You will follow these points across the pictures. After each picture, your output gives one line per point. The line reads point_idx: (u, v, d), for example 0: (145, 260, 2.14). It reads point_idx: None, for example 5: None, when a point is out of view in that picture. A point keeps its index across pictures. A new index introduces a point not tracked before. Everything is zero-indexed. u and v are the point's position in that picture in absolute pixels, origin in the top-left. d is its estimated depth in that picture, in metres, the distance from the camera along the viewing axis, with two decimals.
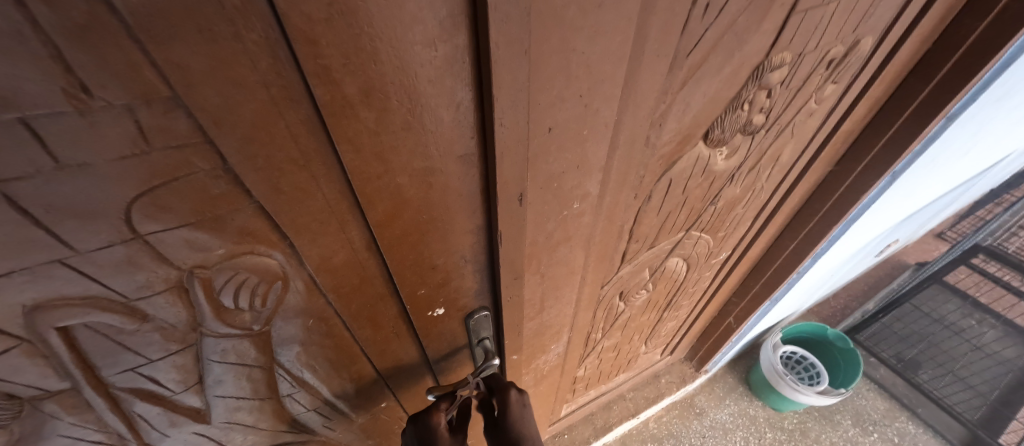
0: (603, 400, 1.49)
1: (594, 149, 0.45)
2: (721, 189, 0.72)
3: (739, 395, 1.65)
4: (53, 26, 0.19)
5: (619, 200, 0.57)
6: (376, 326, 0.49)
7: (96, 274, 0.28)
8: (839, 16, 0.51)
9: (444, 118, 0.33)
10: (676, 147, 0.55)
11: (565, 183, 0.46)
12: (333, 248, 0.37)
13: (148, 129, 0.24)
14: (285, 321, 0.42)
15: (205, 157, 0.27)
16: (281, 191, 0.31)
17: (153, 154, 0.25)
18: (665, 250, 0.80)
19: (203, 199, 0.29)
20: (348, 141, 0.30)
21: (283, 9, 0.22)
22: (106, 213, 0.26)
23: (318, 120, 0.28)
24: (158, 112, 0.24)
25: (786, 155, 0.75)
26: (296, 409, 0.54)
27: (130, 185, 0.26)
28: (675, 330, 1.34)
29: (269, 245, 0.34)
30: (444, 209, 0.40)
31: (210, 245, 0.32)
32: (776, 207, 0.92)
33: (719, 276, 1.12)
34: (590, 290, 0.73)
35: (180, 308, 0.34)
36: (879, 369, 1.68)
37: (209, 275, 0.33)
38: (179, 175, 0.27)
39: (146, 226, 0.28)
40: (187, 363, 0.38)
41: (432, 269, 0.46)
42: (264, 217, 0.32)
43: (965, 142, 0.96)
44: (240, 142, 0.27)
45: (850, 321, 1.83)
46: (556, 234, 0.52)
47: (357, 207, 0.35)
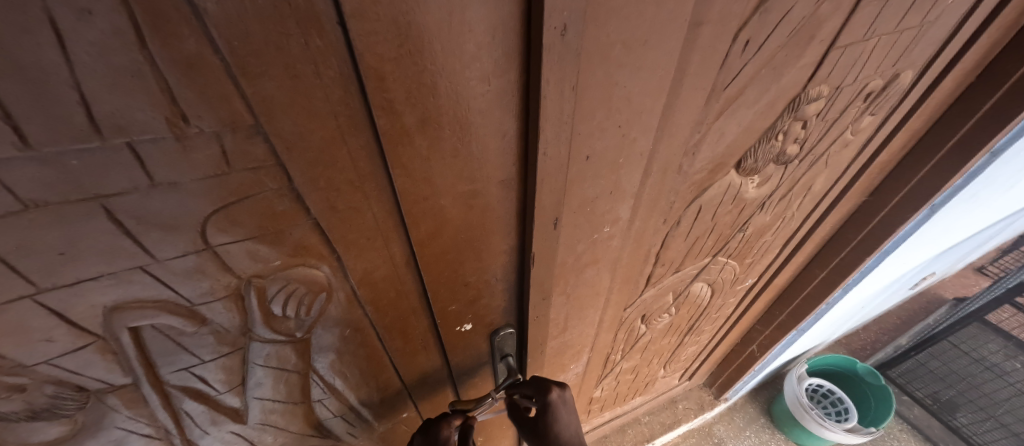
0: (617, 423, 1.46)
1: (628, 177, 0.46)
2: (750, 216, 0.71)
3: (760, 427, 1.59)
4: (167, 63, 0.21)
5: (647, 225, 0.57)
6: (406, 338, 0.51)
7: (168, 280, 0.31)
8: (879, 51, 0.51)
9: (490, 147, 0.35)
10: (708, 175, 0.56)
11: (598, 208, 0.47)
12: (375, 262, 0.39)
13: (230, 152, 0.27)
14: (324, 330, 0.44)
15: (274, 177, 0.29)
16: (336, 209, 0.33)
17: (231, 175, 0.28)
18: (690, 275, 0.80)
19: (267, 214, 0.31)
20: (401, 166, 0.32)
21: (359, 50, 0.25)
22: (184, 227, 0.28)
23: (376, 146, 0.30)
24: (241, 138, 0.26)
25: (818, 185, 0.74)
26: (324, 414, 0.56)
27: (208, 202, 0.28)
28: (696, 355, 1.31)
29: (319, 258, 0.36)
30: (481, 230, 0.42)
31: (268, 257, 0.34)
32: (806, 236, 0.90)
33: (744, 303, 1.09)
34: (613, 311, 0.74)
35: (234, 313, 0.36)
36: (914, 408, 1.63)
37: (263, 284, 0.35)
38: (250, 194, 0.29)
39: (216, 239, 0.30)
40: (232, 365, 0.41)
41: (464, 286, 0.47)
42: (318, 233, 0.34)
43: (1011, 176, 0.92)
44: (307, 165, 0.29)
45: (881, 355, 1.76)
46: (585, 256, 0.53)
47: (401, 226, 0.37)
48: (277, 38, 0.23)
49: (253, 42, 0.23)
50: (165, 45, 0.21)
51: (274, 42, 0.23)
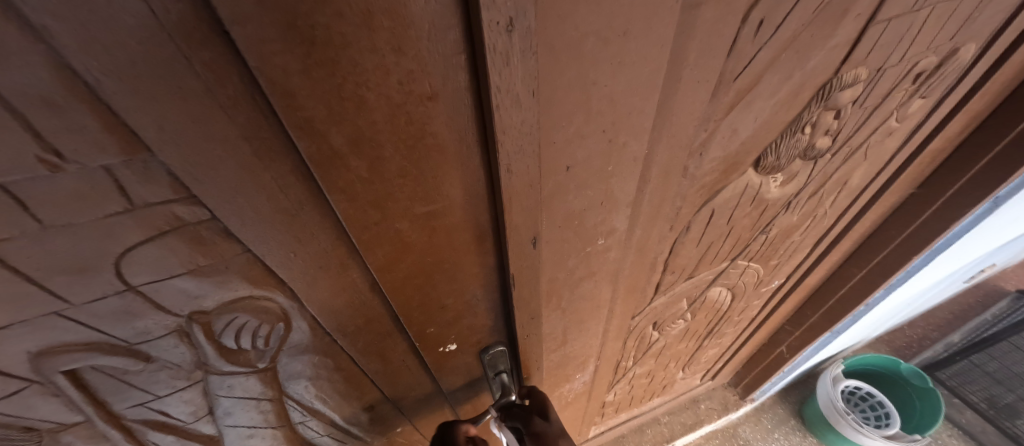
0: (635, 423, 1.42)
1: (621, 185, 0.40)
2: (774, 217, 0.63)
3: (790, 429, 1.50)
4: (15, 94, 0.18)
5: (651, 232, 0.51)
6: (385, 360, 0.48)
7: (95, 322, 0.28)
8: (933, 23, 0.42)
9: (445, 164, 0.30)
10: (720, 175, 0.49)
11: (587, 220, 0.42)
12: (334, 291, 0.36)
13: (128, 187, 0.23)
14: (291, 357, 0.41)
15: (191, 210, 0.26)
16: (275, 240, 0.29)
17: (140, 212, 0.24)
18: (706, 280, 0.73)
19: (195, 249, 0.28)
20: (341, 191, 0.28)
21: (254, 63, 0.20)
22: (98, 268, 0.26)
23: (306, 173, 0.26)
24: (138, 171, 0.23)
25: (856, 179, 0.65)
26: (310, 433, 0.54)
27: (120, 242, 0.25)
28: (718, 356, 1.23)
29: (267, 289, 0.33)
30: (451, 251, 0.37)
31: (207, 292, 0.31)
32: (841, 233, 0.81)
33: (770, 304, 1.01)
34: (619, 321, 0.68)
35: (184, 349, 0.34)
36: (965, 413, 1.51)
37: (208, 319, 0.33)
38: (168, 229, 0.26)
39: (139, 278, 0.27)
40: (194, 397, 0.38)
41: (441, 308, 0.43)
42: (260, 264, 0.31)
43: None
44: (226, 196, 0.26)
45: (930, 356, 1.61)
46: (578, 270, 0.48)
47: (356, 252, 0.33)
48: (147, 54, 0.19)
49: (118, 65, 0.19)
50: (3, 71, 0.17)
51: (146, 60, 0.19)
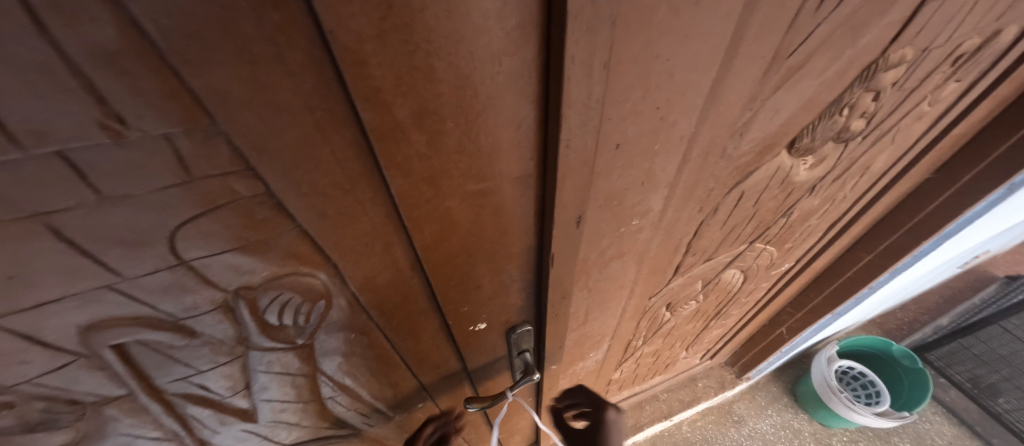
0: (635, 400, 1.46)
1: (663, 164, 0.40)
2: (798, 200, 0.63)
3: (783, 406, 1.55)
4: (82, 56, 0.17)
5: (681, 213, 0.51)
6: (417, 338, 0.48)
7: (143, 297, 0.28)
8: (986, 1, 0.41)
9: (501, 139, 0.29)
10: (755, 157, 0.48)
11: (626, 200, 0.41)
12: (377, 267, 0.35)
13: (186, 159, 0.22)
14: (328, 334, 0.41)
15: (248, 183, 0.25)
16: (325, 215, 0.29)
17: (196, 184, 0.23)
18: (723, 263, 0.73)
19: (247, 224, 0.27)
20: (397, 166, 0.27)
21: (330, 28, 0.19)
22: (152, 241, 0.25)
23: (365, 146, 0.26)
24: (199, 141, 0.22)
25: (879, 164, 0.65)
26: (337, 409, 0.54)
27: (174, 215, 0.24)
28: (721, 337, 1.25)
29: (313, 266, 0.32)
30: (494, 230, 0.37)
31: (255, 268, 0.30)
32: (855, 217, 0.81)
33: (776, 287, 1.02)
34: (637, 301, 0.69)
35: (227, 324, 0.33)
36: (949, 391, 1.57)
37: (254, 295, 0.32)
38: (222, 203, 0.25)
39: (191, 253, 0.27)
40: (233, 373, 0.38)
41: (477, 287, 0.43)
42: (308, 241, 0.30)
43: None
44: (284, 169, 0.25)
45: (920, 337, 1.66)
46: (609, 250, 0.48)
47: (402, 230, 0.33)
48: (221, 12, 0.17)
49: (190, 22, 0.17)
50: (72, 27, 0.16)
51: (219, 18, 0.17)
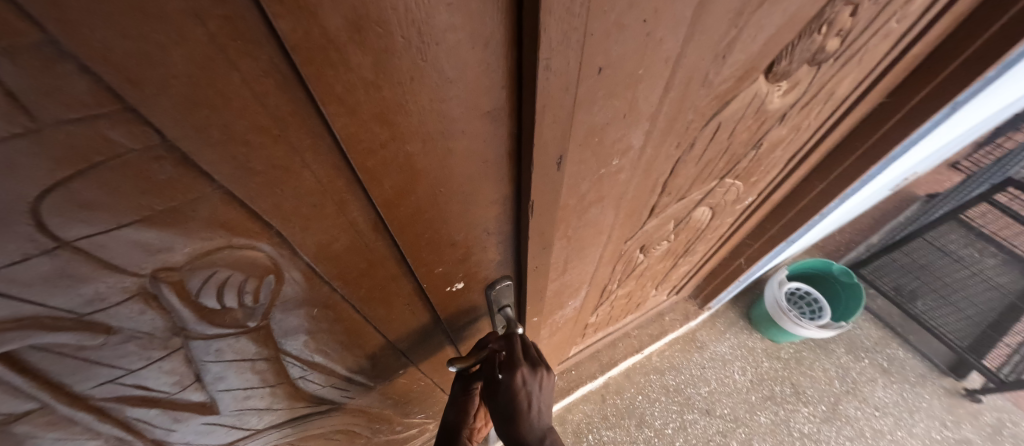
0: (609, 339, 1.53)
1: (646, 93, 0.36)
2: (768, 130, 0.62)
3: (739, 329, 1.69)
4: None
5: (660, 151, 0.48)
6: (389, 305, 0.44)
7: (21, 293, 0.21)
8: None
9: (467, 61, 0.24)
10: (734, 84, 0.45)
11: (607, 137, 0.38)
12: (332, 232, 0.30)
13: (23, 98, 0.16)
14: (285, 313, 0.36)
15: (135, 132, 0.19)
16: (254, 171, 0.23)
17: (50, 134, 0.17)
18: (694, 201, 0.73)
19: (147, 188, 0.21)
20: (337, 99, 0.21)
21: None
22: (8, 219, 0.18)
23: (292, 74, 0.20)
24: (34, 70, 0.15)
25: (843, 88, 0.65)
26: (311, 387, 0.51)
27: (29, 180, 0.18)
28: (687, 273, 1.31)
29: (251, 237, 0.27)
30: (465, 179, 0.32)
31: (172, 244, 0.24)
32: (814, 147, 0.83)
33: (738, 221, 1.05)
34: (613, 246, 0.68)
35: (154, 315, 0.28)
36: (876, 300, 1.75)
37: (180, 277, 0.26)
38: (99, 160, 0.19)
39: (72, 230, 0.20)
40: (174, 368, 0.33)
41: (450, 245, 0.39)
42: (238, 206, 0.24)
43: None
44: (180, 108, 0.19)
45: (855, 255, 1.82)
46: (589, 194, 0.45)
47: (357, 185, 0.28)
48: None
49: None
50: None
51: None
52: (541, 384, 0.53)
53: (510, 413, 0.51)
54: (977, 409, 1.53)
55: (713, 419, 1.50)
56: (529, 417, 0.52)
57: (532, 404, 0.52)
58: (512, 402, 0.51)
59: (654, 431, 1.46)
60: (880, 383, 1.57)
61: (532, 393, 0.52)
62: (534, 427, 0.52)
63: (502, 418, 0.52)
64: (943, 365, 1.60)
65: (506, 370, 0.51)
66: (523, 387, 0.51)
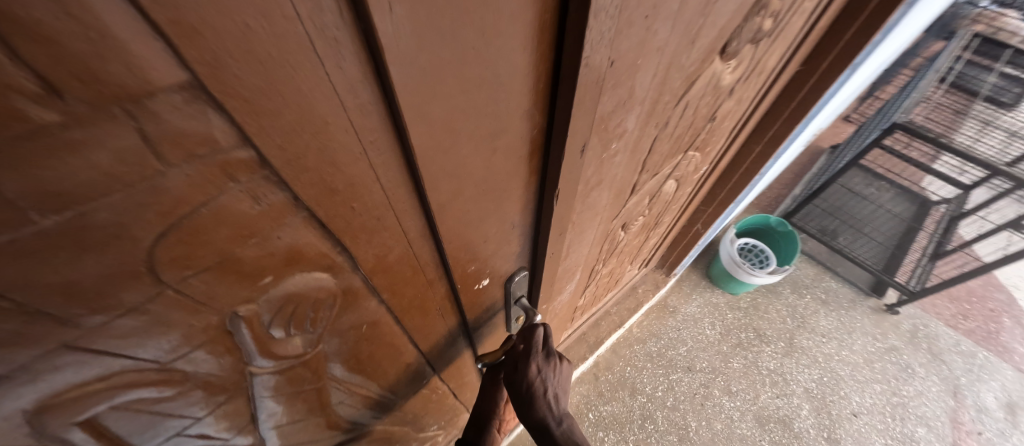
0: (593, 319, 1.60)
1: (641, 80, 0.40)
2: (721, 104, 0.70)
3: (703, 288, 1.85)
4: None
5: (645, 131, 0.53)
6: (424, 311, 0.45)
7: (114, 348, 0.21)
8: None
9: (518, 65, 0.26)
10: (699, 64, 0.51)
11: (611, 122, 0.41)
12: (388, 244, 0.31)
13: (156, 139, 0.16)
14: (336, 334, 0.36)
15: (244, 164, 0.19)
16: (335, 191, 0.24)
17: (171, 175, 0.17)
18: (665, 175, 0.80)
19: (243, 221, 0.21)
20: (417, 112, 0.23)
21: None
22: (122, 268, 0.18)
23: (381, 91, 0.21)
24: (171, 110, 0.15)
25: (773, 60, 0.75)
26: (344, 410, 0.51)
27: (145, 225, 0.17)
28: (655, 244, 1.41)
29: (321, 258, 0.27)
30: (503, 176, 0.34)
31: (255, 275, 0.24)
32: (752, 114, 0.94)
33: (696, 190, 1.16)
34: (604, 225, 0.73)
35: (225, 354, 0.27)
36: (808, 242, 2.01)
37: (255, 310, 0.26)
38: (208, 197, 0.19)
39: (171, 274, 0.20)
40: (234, 408, 0.32)
41: (484, 243, 0.41)
42: (316, 227, 0.25)
43: (917, 16, 0.94)
44: (285, 135, 0.19)
45: (785, 206, 2.05)
46: (593, 178, 0.49)
47: (416, 192, 0.29)
48: None
49: None
50: None
51: None
52: (555, 372, 0.56)
53: (528, 398, 0.53)
54: (897, 319, 1.78)
55: (694, 374, 1.62)
56: (546, 401, 0.53)
57: (548, 390, 0.54)
58: (528, 388, 0.53)
59: (647, 396, 1.56)
60: (822, 313, 1.80)
61: (546, 380, 0.54)
62: (548, 415, 0.53)
63: (519, 403, 0.54)
64: (866, 288, 1.86)
65: (522, 358, 0.55)
66: (538, 374, 0.54)
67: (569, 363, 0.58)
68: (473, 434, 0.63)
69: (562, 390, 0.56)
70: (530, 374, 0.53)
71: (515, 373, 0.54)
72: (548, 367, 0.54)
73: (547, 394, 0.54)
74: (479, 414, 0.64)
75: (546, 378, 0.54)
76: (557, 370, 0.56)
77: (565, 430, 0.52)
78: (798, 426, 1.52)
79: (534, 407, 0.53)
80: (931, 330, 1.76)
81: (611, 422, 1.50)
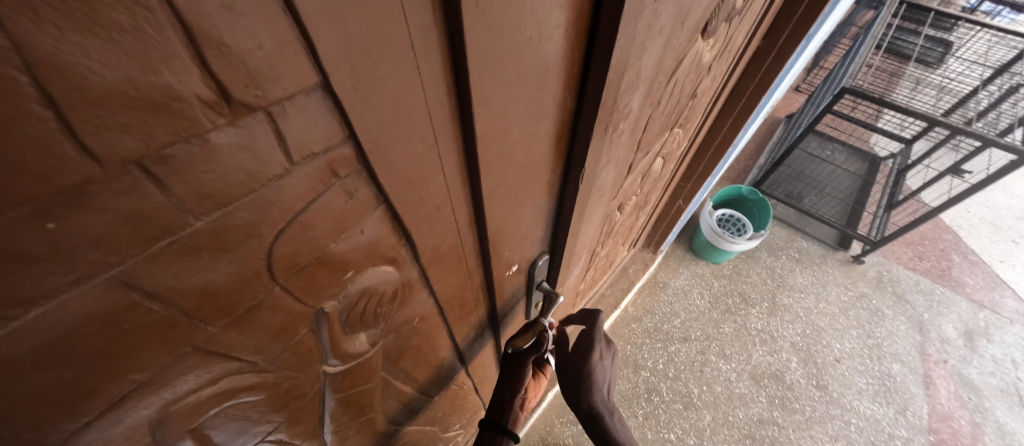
0: (590, 303, 1.65)
1: (646, 60, 0.43)
2: (701, 80, 0.75)
3: (688, 261, 1.94)
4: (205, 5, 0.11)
5: (643, 110, 0.56)
6: (463, 302, 0.47)
7: (228, 348, 0.21)
8: None
9: (558, 52, 0.28)
10: (686, 43, 0.55)
11: (622, 102, 0.44)
12: (443, 233, 0.33)
13: (285, 138, 0.17)
14: (393, 330, 0.37)
15: (345, 160, 0.20)
16: (410, 183, 0.25)
17: (291, 173, 0.18)
18: (655, 153, 0.84)
19: (337, 216, 0.22)
20: (482, 101, 0.25)
21: None
22: (246, 267, 0.19)
23: (454, 83, 0.23)
24: (300, 110, 0.17)
25: (741, 36, 0.80)
26: (388, 410, 0.52)
27: (267, 223, 0.19)
28: (643, 224, 1.47)
29: (391, 251, 0.29)
30: (537, 160, 0.37)
31: (342, 271, 0.25)
32: (724, 89, 1.00)
33: (677, 167, 1.22)
34: (606, 206, 0.76)
35: (307, 354, 0.28)
36: (778, 207, 2.13)
37: (337, 307, 0.27)
38: (316, 193, 0.20)
39: (280, 271, 0.21)
40: (307, 412, 0.33)
41: (517, 228, 0.43)
42: (389, 219, 0.26)
43: None
44: (380, 131, 0.21)
45: (754, 175, 2.17)
46: (604, 158, 0.52)
47: (469, 181, 0.31)
48: None
49: None
50: None
51: None
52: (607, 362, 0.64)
53: (588, 385, 0.61)
54: (863, 268, 1.93)
55: (691, 343, 1.70)
56: (600, 389, 0.62)
57: (604, 379, 0.62)
58: (590, 376, 0.60)
59: (650, 370, 1.63)
60: (798, 271, 1.92)
61: (603, 369, 0.62)
62: (601, 401, 0.62)
63: (576, 389, 0.61)
64: (834, 243, 2.00)
65: (585, 346, 0.61)
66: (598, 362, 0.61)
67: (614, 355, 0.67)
68: (498, 413, 0.67)
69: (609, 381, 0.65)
70: (593, 363, 0.60)
71: (578, 362, 0.60)
72: (606, 359, 0.63)
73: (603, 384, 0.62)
74: (504, 394, 0.67)
75: (604, 370, 0.63)
76: (609, 361, 0.65)
77: (615, 418, 0.62)
78: (790, 378, 1.63)
79: (593, 394, 0.60)
80: (893, 274, 1.91)
81: (620, 400, 1.56)
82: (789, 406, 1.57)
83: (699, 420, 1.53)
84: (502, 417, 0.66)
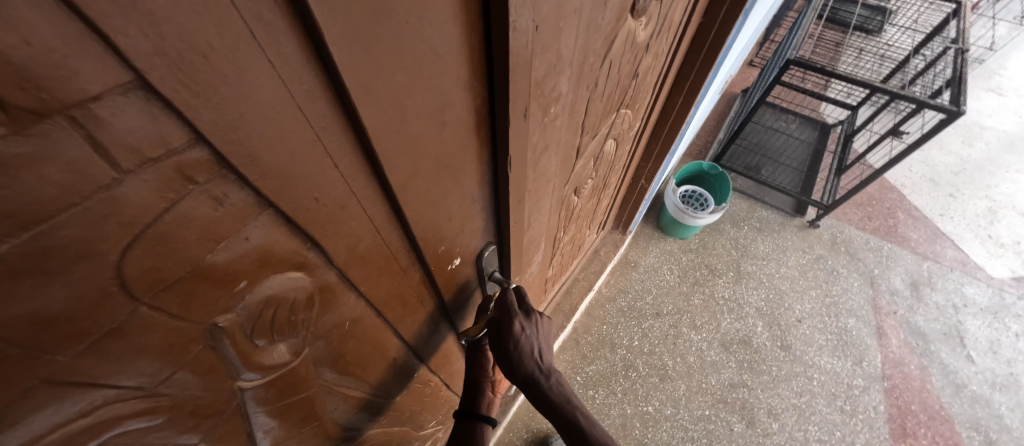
0: (563, 289, 1.66)
1: (566, 42, 0.43)
2: (641, 59, 0.75)
3: (656, 238, 1.98)
4: None
5: (578, 93, 0.56)
6: (403, 300, 0.46)
7: (96, 376, 0.20)
8: None
9: (451, 37, 0.27)
10: (615, 23, 0.55)
11: (546, 86, 0.44)
12: (357, 233, 0.32)
13: (106, 144, 0.15)
14: (321, 336, 0.36)
15: (200, 163, 0.19)
16: (297, 183, 0.24)
17: (127, 183, 0.17)
18: (604, 135, 0.84)
19: (208, 225, 0.21)
20: (364, 92, 0.23)
21: None
22: (92, 286, 0.18)
23: (326, 74, 0.21)
24: (119, 114, 0.15)
25: (679, 14, 0.81)
26: (339, 416, 0.51)
27: (108, 238, 0.17)
28: (607, 206, 1.49)
29: (293, 256, 0.28)
30: (456, 150, 0.36)
31: (231, 281, 0.24)
32: (670, 67, 1.01)
33: (634, 147, 1.23)
34: (558, 191, 0.76)
35: (211, 372, 0.27)
36: (738, 179, 2.20)
37: (236, 320, 0.26)
38: (170, 202, 0.19)
39: (141, 288, 0.20)
40: (230, 430, 0.32)
41: (449, 220, 0.42)
42: (282, 223, 0.25)
43: None
44: (238, 131, 0.19)
45: (714, 150, 2.23)
46: (539, 144, 0.51)
47: (375, 176, 0.30)
48: None
49: None
50: None
51: None
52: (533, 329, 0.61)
53: (516, 357, 0.59)
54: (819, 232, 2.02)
55: (663, 318, 1.75)
56: (531, 358, 0.60)
57: (532, 346, 0.60)
58: (516, 346, 0.59)
59: (625, 348, 1.67)
60: (759, 239, 1.99)
61: (529, 336, 0.60)
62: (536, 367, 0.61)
63: (507, 361, 0.60)
64: (791, 210, 2.08)
65: (506, 321, 0.59)
66: (522, 333, 0.59)
67: (544, 317, 0.64)
68: (470, 398, 0.70)
69: (545, 346, 0.63)
70: (516, 334, 0.58)
71: (502, 334, 0.59)
72: (530, 324, 0.60)
73: (535, 350, 0.61)
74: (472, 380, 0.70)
75: (531, 337, 0.60)
76: (538, 325, 0.62)
77: (553, 381, 0.62)
78: (756, 342, 1.71)
79: (524, 365, 0.60)
80: (846, 235, 2.01)
81: (598, 379, 1.59)
82: (756, 368, 1.64)
83: (675, 390, 1.59)
84: (474, 401, 0.69)
